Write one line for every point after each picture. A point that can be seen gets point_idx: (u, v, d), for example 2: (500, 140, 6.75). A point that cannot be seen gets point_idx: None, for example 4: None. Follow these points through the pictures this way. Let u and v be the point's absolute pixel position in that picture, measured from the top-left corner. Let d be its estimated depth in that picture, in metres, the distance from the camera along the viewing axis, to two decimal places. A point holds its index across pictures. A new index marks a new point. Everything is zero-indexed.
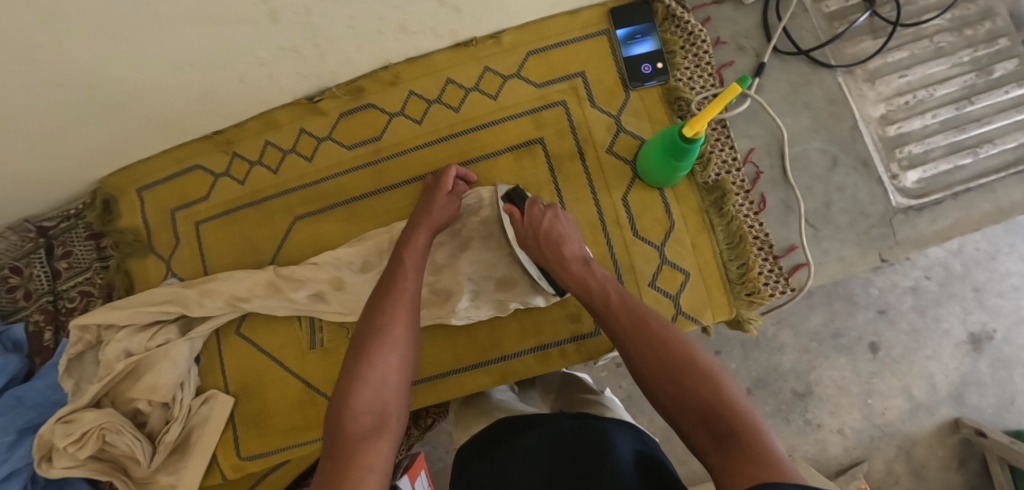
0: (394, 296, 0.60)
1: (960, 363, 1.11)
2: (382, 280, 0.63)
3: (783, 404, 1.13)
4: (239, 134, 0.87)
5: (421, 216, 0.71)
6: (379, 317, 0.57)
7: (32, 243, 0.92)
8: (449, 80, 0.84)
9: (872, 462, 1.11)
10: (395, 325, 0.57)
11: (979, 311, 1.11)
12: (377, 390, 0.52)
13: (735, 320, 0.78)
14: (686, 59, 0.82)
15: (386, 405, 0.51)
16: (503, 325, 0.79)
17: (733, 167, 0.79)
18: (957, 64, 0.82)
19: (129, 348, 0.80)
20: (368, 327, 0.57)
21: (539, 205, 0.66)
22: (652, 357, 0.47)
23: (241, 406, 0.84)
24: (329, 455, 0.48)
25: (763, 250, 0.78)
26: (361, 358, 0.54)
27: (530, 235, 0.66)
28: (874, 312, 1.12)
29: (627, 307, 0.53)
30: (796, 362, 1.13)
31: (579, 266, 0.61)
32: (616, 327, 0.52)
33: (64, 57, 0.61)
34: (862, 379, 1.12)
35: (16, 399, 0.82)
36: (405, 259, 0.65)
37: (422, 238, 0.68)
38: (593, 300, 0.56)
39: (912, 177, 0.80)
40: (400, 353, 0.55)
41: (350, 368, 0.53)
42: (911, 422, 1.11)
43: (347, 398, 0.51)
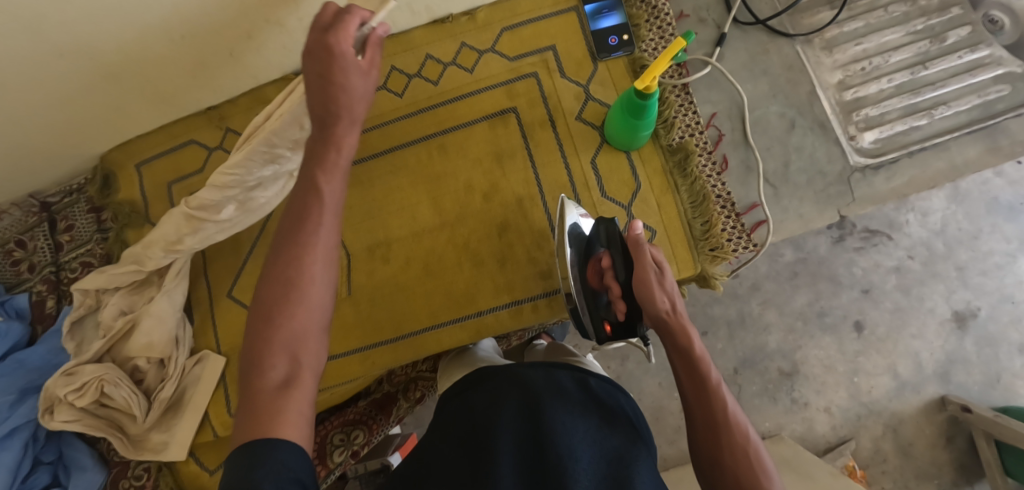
0: (300, 234, 0.46)
1: (945, 341, 1.13)
2: (291, 207, 0.48)
3: (770, 384, 1.15)
4: (232, 109, 0.93)
5: (327, 94, 0.46)
6: (283, 260, 0.46)
7: (36, 217, 0.98)
8: (428, 55, 0.89)
9: (860, 440, 1.13)
10: (302, 273, 0.46)
11: (963, 290, 1.14)
12: (284, 345, 0.45)
13: (702, 276, 0.81)
14: (650, 31, 0.87)
15: (295, 357, 0.45)
16: (479, 282, 0.84)
17: (696, 130, 0.83)
18: (912, 32, 0.86)
19: (124, 307, 0.85)
20: (271, 273, 0.46)
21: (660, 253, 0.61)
22: (748, 459, 0.50)
23: (232, 366, 0.88)
24: (242, 404, 0.44)
25: (725, 208, 0.82)
26: (267, 312, 0.46)
27: (659, 277, 0.59)
28: (858, 292, 1.15)
29: (728, 391, 0.54)
30: (782, 342, 1.15)
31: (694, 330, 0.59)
32: (717, 411, 0.53)
33: (67, 29, 0.66)
34: (847, 357, 1.15)
35: (18, 361, 0.88)
36: (316, 175, 0.47)
37: (343, 147, 0.48)
38: (705, 376, 0.54)
39: (869, 138, 0.84)
40: (309, 302, 0.46)
41: (258, 321, 0.46)
42: (898, 400, 1.13)
43: (254, 352, 0.45)
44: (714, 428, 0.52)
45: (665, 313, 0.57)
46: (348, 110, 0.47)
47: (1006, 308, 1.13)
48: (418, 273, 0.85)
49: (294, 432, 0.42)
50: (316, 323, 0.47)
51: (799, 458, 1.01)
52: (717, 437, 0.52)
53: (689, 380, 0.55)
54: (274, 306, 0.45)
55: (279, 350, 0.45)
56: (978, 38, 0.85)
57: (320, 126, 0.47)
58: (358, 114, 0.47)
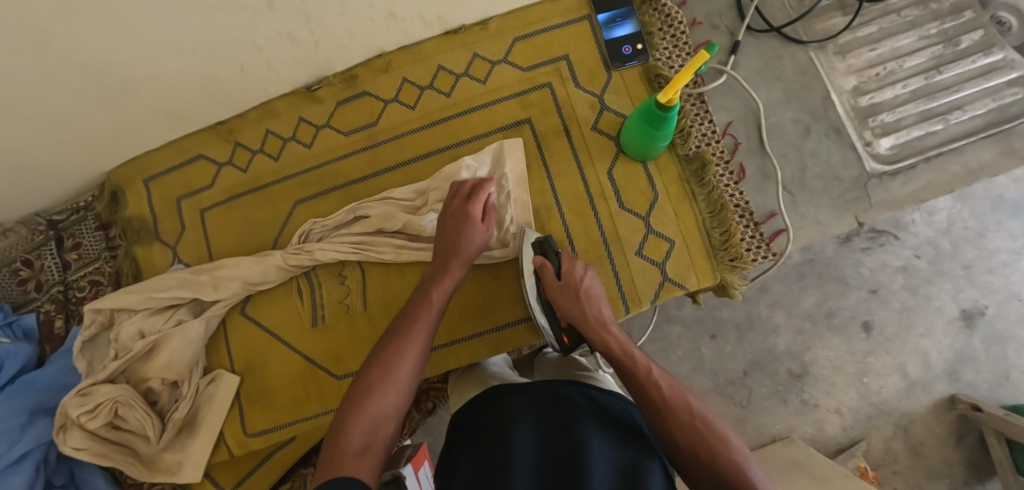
0: (411, 332, 0.64)
1: (953, 340, 1.13)
2: (405, 311, 0.67)
3: (780, 386, 1.15)
4: (240, 123, 0.91)
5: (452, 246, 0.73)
6: (393, 348, 0.62)
7: (43, 236, 0.96)
8: (439, 66, 0.88)
9: (870, 441, 1.13)
10: (404, 361, 0.61)
11: (969, 288, 1.14)
12: (373, 416, 0.55)
13: (721, 286, 0.81)
14: (664, 40, 0.86)
15: (377, 429, 0.54)
16: (498, 295, 0.83)
17: (713, 139, 0.83)
18: (925, 37, 0.86)
19: (143, 329, 0.84)
20: (377, 354, 0.61)
21: (579, 265, 0.74)
22: (700, 436, 0.55)
23: (246, 384, 0.87)
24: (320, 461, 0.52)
25: (744, 218, 0.81)
26: (366, 382, 0.58)
27: (572, 292, 0.72)
28: (866, 292, 1.15)
29: (660, 372, 0.62)
30: (791, 343, 1.15)
31: (615, 329, 0.69)
32: (656, 395, 0.59)
33: (77, 44, 0.65)
34: (857, 358, 1.15)
35: (28, 383, 0.86)
36: (435, 287, 0.69)
37: (456, 272, 0.71)
38: (633, 365, 0.63)
39: (885, 144, 0.83)
40: (403, 385, 0.59)
41: (356, 392, 0.58)
42: (908, 399, 1.13)
43: (346, 419, 0.55)
44: (661, 414, 0.57)
45: (582, 320, 0.71)
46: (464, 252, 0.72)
47: (1013, 306, 1.13)
48: None
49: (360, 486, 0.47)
50: (400, 405, 0.58)
51: (810, 459, 1.01)
52: (663, 417, 0.57)
53: (623, 373, 0.64)
54: (374, 379, 0.58)
55: (369, 419, 0.55)
56: (990, 41, 0.85)
57: (444, 259, 0.72)
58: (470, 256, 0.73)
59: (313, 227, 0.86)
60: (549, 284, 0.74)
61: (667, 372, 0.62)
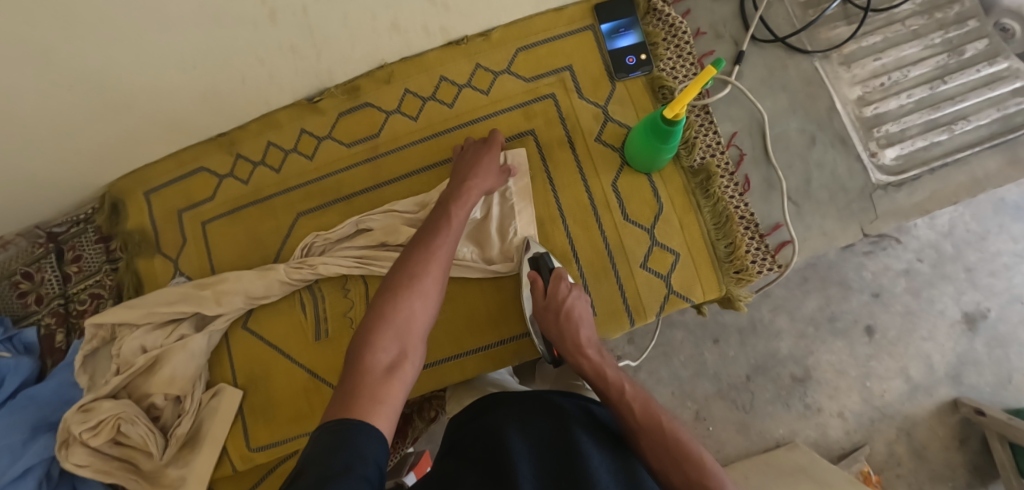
0: (431, 252, 0.66)
1: (956, 343, 1.13)
2: (423, 233, 0.69)
3: (783, 390, 1.14)
4: (242, 135, 0.90)
5: (467, 175, 0.76)
6: (415, 269, 0.64)
7: (43, 249, 0.95)
8: (442, 77, 0.88)
9: (874, 445, 1.12)
10: (427, 282, 0.63)
11: (972, 291, 1.13)
12: (399, 333, 0.59)
13: (726, 298, 0.81)
14: (668, 50, 0.85)
15: (403, 347, 0.58)
16: (502, 308, 0.82)
17: (717, 150, 0.82)
18: (930, 46, 0.86)
19: (145, 344, 0.83)
20: (399, 275, 0.64)
21: (566, 284, 0.73)
22: (672, 460, 0.57)
23: (250, 398, 0.86)
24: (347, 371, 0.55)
25: (749, 229, 0.81)
26: (391, 299, 0.61)
27: (553, 315, 0.73)
28: (868, 295, 1.14)
29: (638, 397, 0.63)
30: (794, 347, 1.15)
31: (593, 352, 0.70)
32: (630, 418, 0.61)
33: (75, 58, 0.65)
34: (859, 361, 1.14)
35: (29, 398, 0.86)
36: (451, 212, 0.71)
37: (469, 200, 0.73)
38: (608, 388, 0.66)
39: (890, 154, 0.83)
40: (426, 305, 0.62)
41: (379, 309, 0.60)
42: (911, 403, 1.12)
43: (371, 333, 0.58)
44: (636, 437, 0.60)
45: (563, 341, 0.72)
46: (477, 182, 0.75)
47: (1015, 308, 1.13)
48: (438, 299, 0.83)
49: (382, 422, 0.49)
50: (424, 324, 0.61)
51: (815, 464, 0.99)
52: (639, 443, 0.60)
53: (604, 396, 0.66)
54: (399, 298, 0.61)
55: (393, 333, 0.58)
56: (994, 50, 0.85)
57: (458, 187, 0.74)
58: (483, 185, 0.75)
59: (315, 240, 0.85)
60: (535, 303, 0.75)
61: (644, 392, 0.65)
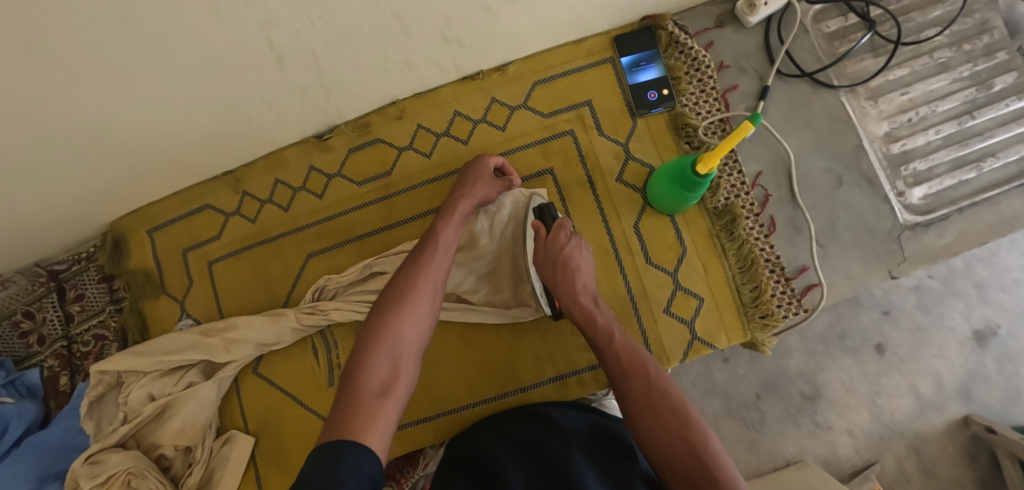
0: (423, 264, 0.62)
1: (966, 360, 1.03)
2: (416, 245, 0.65)
3: (793, 408, 1.04)
4: (248, 173, 0.87)
5: (463, 186, 0.71)
6: (406, 285, 0.60)
7: (44, 288, 0.92)
8: (456, 112, 0.85)
9: (884, 463, 1.02)
10: (418, 296, 0.59)
11: (982, 307, 1.04)
12: (391, 355, 0.55)
13: (750, 343, 0.79)
14: (691, 84, 0.83)
15: (395, 366, 0.55)
16: (521, 353, 0.80)
17: (742, 191, 0.80)
18: (958, 79, 0.83)
19: (153, 392, 0.81)
20: (392, 290, 0.60)
21: (565, 232, 0.68)
22: (654, 412, 0.55)
23: (262, 445, 0.84)
24: (340, 397, 0.52)
25: (774, 273, 0.79)
26: (381, 318, 0.57)
27: (550, 255, 0.68)
28: (878, 312, 1.05)
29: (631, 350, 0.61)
30: (804, 365, 1.05)
31: (587, 300, 0.66)
32: (616, 368, 0.60)
33: (74, 111, 0.61)
34: (869, 379, 1.04)
35: (34, 445, 0.83)
36: (448, 222, 0.67)
37: (466, 207, 0.69)
38: (598, 336, 0.63)
39: (917, 194, 0.81)
40: (419, 320, 0.58)
41: (370, 330, 0.57)
42: (921, 420, 1.03)
43: (363, 356, 0.55)
44: (621, 390, 0.58)
45: (554, 283, 0.68)
46: (473, 192, 0.70)
47: None
48: (456, 345, 0.81)
49: (375, 443, 0.47)
50: (419, 342, 0.58)
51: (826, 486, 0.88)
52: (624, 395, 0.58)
53: (598, 344, 0.63)
54: (391, 316, 0.57)
55: (387, 353, 0.55)
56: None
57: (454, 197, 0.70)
58: (479, 194, 0.71)
59: (327, 283, 0.83)
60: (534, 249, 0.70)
61: (634, 343, 0.62)
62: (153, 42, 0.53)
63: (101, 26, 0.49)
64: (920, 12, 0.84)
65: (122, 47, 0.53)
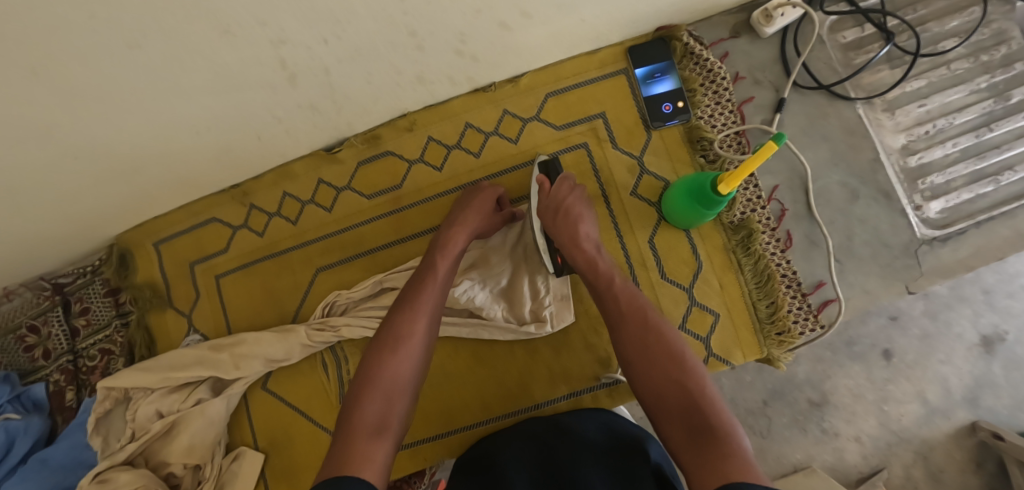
0: (417, 305, 0.62)
1: (973, 366, 0.93)
2: (411, 283, 0.65)
3: (800, 415, 0.95)
4: (255, 186, 0.86)
5: (457, 219, 0.71)
6: (401, 326, 0.60)
7: (48, 301, 0.90)
8: (468, 124, 0.83)
9: (891, 469, 0.93)
10: (412, 338, 0.60)
11: (989, 313, 0.93)
12: (387, 395, 0.56)
13: (766, 358, 0.78)
14: (706, 96, 0.81)
15: (390, 407, 0.55)
16: (534, 370, 0.79)
17: (758, 205, 0.79)
18: (975, 91, 0.82)
19: (161, 409, 0.80)
20: (387, 327, 0.61)
21: (570, 183, 0.72)
22: (651, 351, 0.56)
23: (272, 462, 0.83)
24: (336, 437, 0.53)
25: (791, 288, 0.78)
26: (377, 360, 0.58)
27: (556, 204, 0.70)
28: (886, 318, 0.94)
29: (632, 292, 0.62)
30: (810, 371, 0.95)
31: (589, 246, 0.66)
32: (615, 309, 0.61)
33: (80, 132, 0.60)
34: (876, 385, 0.94)
35: (41, 462, 0.81)
36: (442, 257, 0.67)
37: (461, 241, 0.69)
38: (598, 279, 0.64)
39: (935, 208, 0.80)
40: (414, 363, 0.58)
41: (366, 368, 0.57)
42: (926, 426, 0.93)
43: (359, 396, 0.55)
44: (619, 330, 0.59)
45: (556, 227, 0.68)
46: (467, 223, 0.71)
47: None
48: (469, 363, 0.80)
49: (370, 474, 0.48)
50: (412, 379, 0.58)
51: None
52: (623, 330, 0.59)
53: (597, 287, 0.64)
54: (386, 355, 0.58)
55: (382, 390, 0.56)
56: None
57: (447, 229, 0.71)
58: (473, 227, 0.71)
59: (337, 298, 0.82)
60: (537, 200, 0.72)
61: (634, 287, 0.63)
62: (164, 63, 0.52)
63: (110, 49, 0.48)
64: (937, 23, 0.82)
65: (133, 69, 0.52)
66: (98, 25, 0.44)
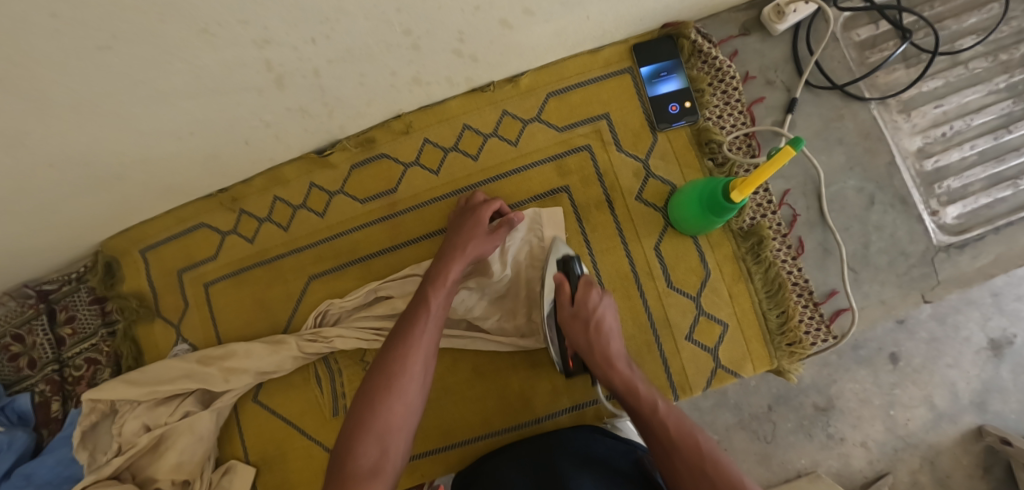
0: (411, 343, 0.61)
1: (981, 371, 0.90)
2: (404, 316, 0.64)
3: (804, 420, 0.91)
4: (246, 190, 0.82)
5: (454, 245, 0.69)
6: (393, 366, 0.60)
7: (32, 310, 0.86)
8: (466, 126, 0.80)
9: (897, 474, 0.90)
10: (406, 379, 0.59)
11: (999, 317, 0.90)
12: (380, 436, 0.56)
13: (776, 371, 0.75)
14: (714, 97, 0.78)
15: (386, 448, 0.56)
16: (536, 383, 0.76)
17: (768, 210, 0.76)
18: (993, 91, 0.78)
19: (148, 423, 0.77)
20: (381, 366, 0.60)
21: (597, 290, 0.68)
22: (710, 482, 0.53)
23: (263, 477, 0.80)
24: (330, 480, 0.55)
25: (802, 297, 0.75)
26: (369, 404, 0.58)
27: (591, 325, 0.66)
28: (893, 322, 0.91)
29: (675, 413, 0.59)
30: (816, 376, 0.92)
31: (623, 365, 0.64)
32: (666, 438, 0.58)
33: (55, 139, 0.57)
34: (883, 390, 0.91)
35: (26, 477, 0.78)
36: (437, 287, 0.66)
37: (456, 267, 0.68)
38: (640, 405, 0.61)
39: (952, 213, 0.77)
40: (408, 404, 0.59)
41: (359, 409, 0.58)
42: (934, 432, 0.90)
43: (352, 439, 0.56)
44: (672, 466, 0.56)
45: (590, 347, 0.66)
46: (463, 249, 0.69)
47: None
48: (467, 376, 0.77)
49: None
50: (410, 420, 0.59)
51: None
52: (672, 460, 0.56)
53: (636, 413, 0.61)
54: (379, 397, 0.58)
55: (376, 432, 0.57)
56: None
57: (443, 257, 0.69)
58: (468, 253, 0.69)
59: (330, 307, 0.79)
60: (560, 312, 0.68)
61: (677, 409, 0.61)
62: (140, 66, 0.49)
63: (81, 52, 0.45)
64: (955, 20, 0.79)
65: (107, 72, 0.49)
66: (64, 27, 0.41)
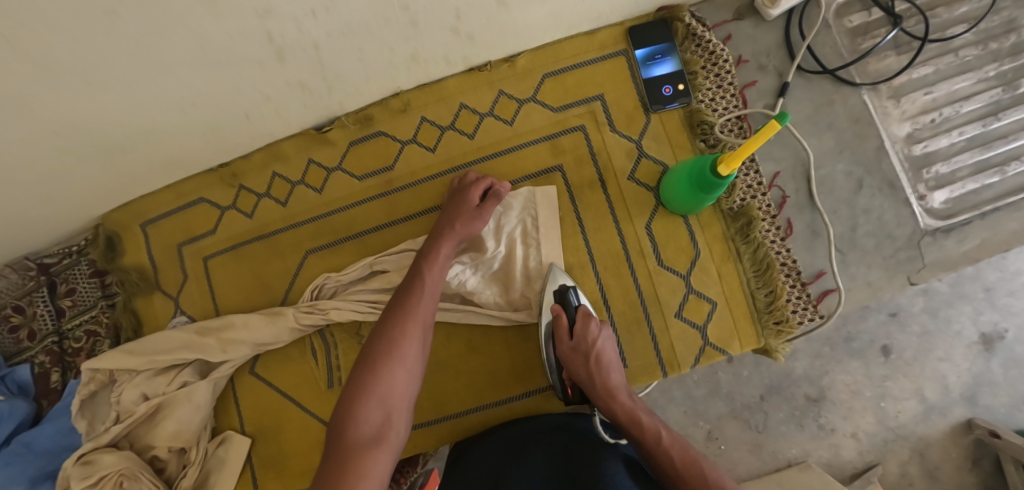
0: (410, 312, 0.63)
1: (972, 364, 0.91)
2: (401, 289, 0.66)
3: (796, 410, 0.92)
4: (245, 166, 0.84)
5: (446, 224, 0.71)
6: (393, 333, 0.61)
7: (33, 282, 0.88)
8: (462, 105, 0.82)
9: (886, 465, 0.91)
10: (405, 346, 0.61)
11: (991, 312, 0.91)
12: (382, 404, 0.57)
13: (764, 350, 0.77)
14: (707, 80, 0.79)
15: (388, 416, 0.57)
16: (528, 358, 0.78)
17: (758, 192, 0.77)
18: (982, 79, 0.79)
19: (146, 392, 0.78)
20: (380, 337, 0.61)
21: (595, 321, 0.70)
22: None
23: (259, 448, 0.81)
24: (329, 453, 0.55)
25: (790, 277, 0.76)
26: (370, 371, 0.59)
27: (595, 361, 0.67)
28: (886, 315, 0.92)
29: (677, 444, 0.60)
30: (809, 367, 0.93)
31: (625, 396, 0.66)
32: (672, 470, 0.58)
33: (58, 105, 0.58)
34: (874, 382, 0.92)
35: (25, 445, 0.79)
36: (432, 262, 0.68)
37: (450, 241, 0.70)
38: (643, 434, 0.61)
39: (939, 198, 0.78)
40: (409, 372, 0.60)
41: (359, 377, 0.59)
42: (924, 425, 0.91)
43: (352, 408, 0.56)
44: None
45: (596, 385, 0.67)
46: (455, 224, 0.71)
47: None
48: (459, 350, 0.79)
49: None
50: (410, 388, 0.60)
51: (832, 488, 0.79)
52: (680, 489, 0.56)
53: (640, 447, 0.62)
54: (379, 365, 0.59)
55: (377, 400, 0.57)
56: None
57: (436, 233, 0.71)
58: (460, 228, 0.71)
59: (326, 281, 0.80)
60: (559, 345, 0.70)
61: (680, 438, 0.61)
62: (142, 33, 0.50)
63: (86, 16, 0.46)
64: (946, 8, 0.80)
65: (109, 38, 0.50)
66: None
